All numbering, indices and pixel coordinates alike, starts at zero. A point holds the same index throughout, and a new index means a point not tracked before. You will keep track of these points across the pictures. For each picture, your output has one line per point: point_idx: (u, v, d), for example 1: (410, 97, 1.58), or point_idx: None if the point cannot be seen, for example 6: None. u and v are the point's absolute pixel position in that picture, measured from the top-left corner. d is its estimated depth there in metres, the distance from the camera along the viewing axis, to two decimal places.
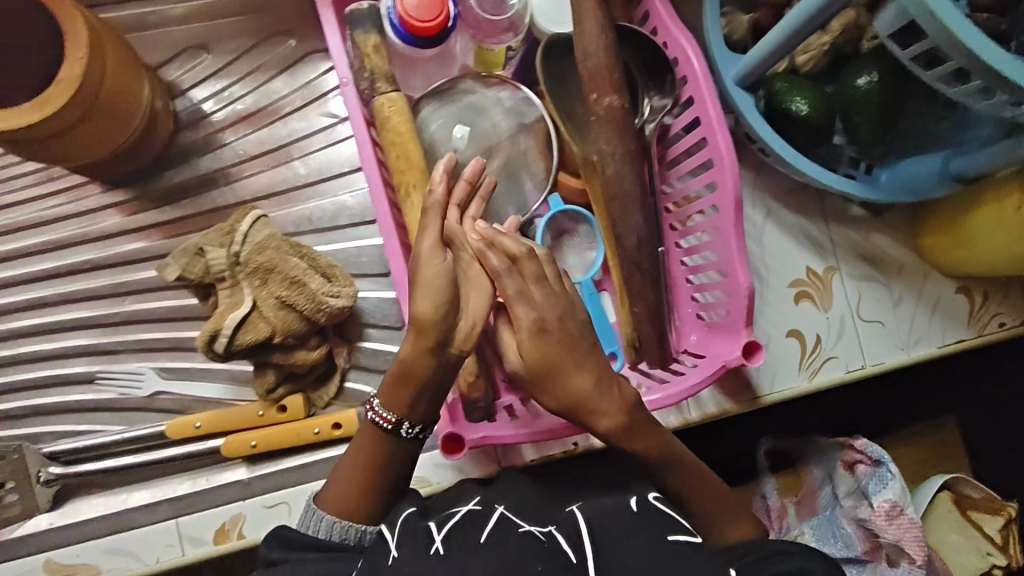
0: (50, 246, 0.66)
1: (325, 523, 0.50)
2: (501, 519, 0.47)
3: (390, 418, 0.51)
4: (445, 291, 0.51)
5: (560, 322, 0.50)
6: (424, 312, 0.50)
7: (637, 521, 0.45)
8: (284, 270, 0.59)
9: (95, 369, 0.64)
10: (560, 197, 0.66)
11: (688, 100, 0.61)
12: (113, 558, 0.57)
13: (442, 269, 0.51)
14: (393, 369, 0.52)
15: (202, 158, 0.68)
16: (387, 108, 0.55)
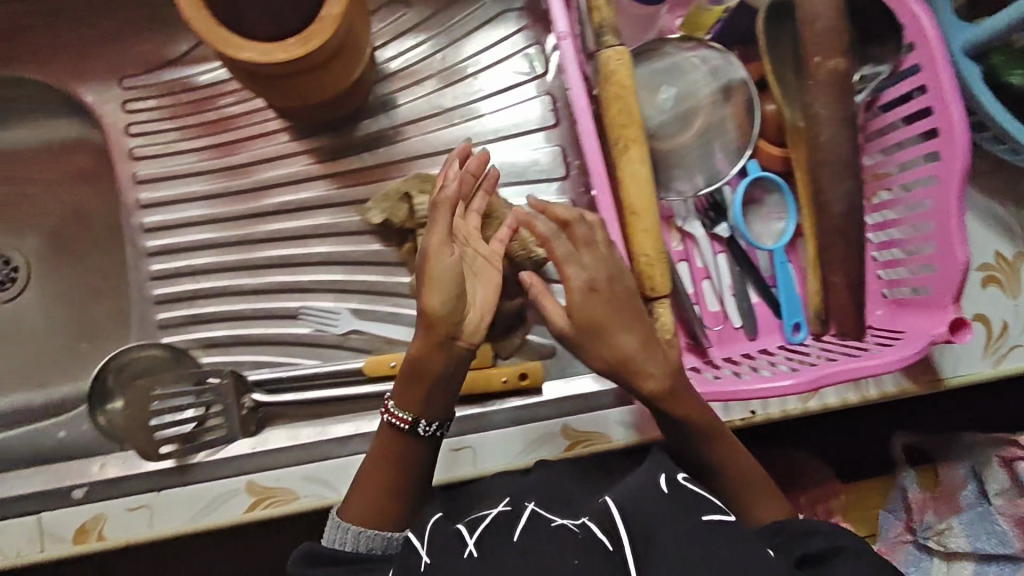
0: (251, 187, 0.68)
1: (350, 534, 0.51)
2: (533, 514, 0.46)
3: (404, 416, 0.51)
4: (451, 287, 0.45)
5: (607, 281, 0.49)
6: (432, 311, 0.46)
7: (671, 500, 0.46)
8: (497, 218, 0.63)
9: (298, 305, 0.67)
10: (756, 164, 0.66)
11: (914, 66, 0.60)
12: (307, 485, 0.59)
13: (444, 265, 0.45)
14: (402, 367, 0.50)
15: (397, 109, 0.69)
16: (614, 62, 0.55)
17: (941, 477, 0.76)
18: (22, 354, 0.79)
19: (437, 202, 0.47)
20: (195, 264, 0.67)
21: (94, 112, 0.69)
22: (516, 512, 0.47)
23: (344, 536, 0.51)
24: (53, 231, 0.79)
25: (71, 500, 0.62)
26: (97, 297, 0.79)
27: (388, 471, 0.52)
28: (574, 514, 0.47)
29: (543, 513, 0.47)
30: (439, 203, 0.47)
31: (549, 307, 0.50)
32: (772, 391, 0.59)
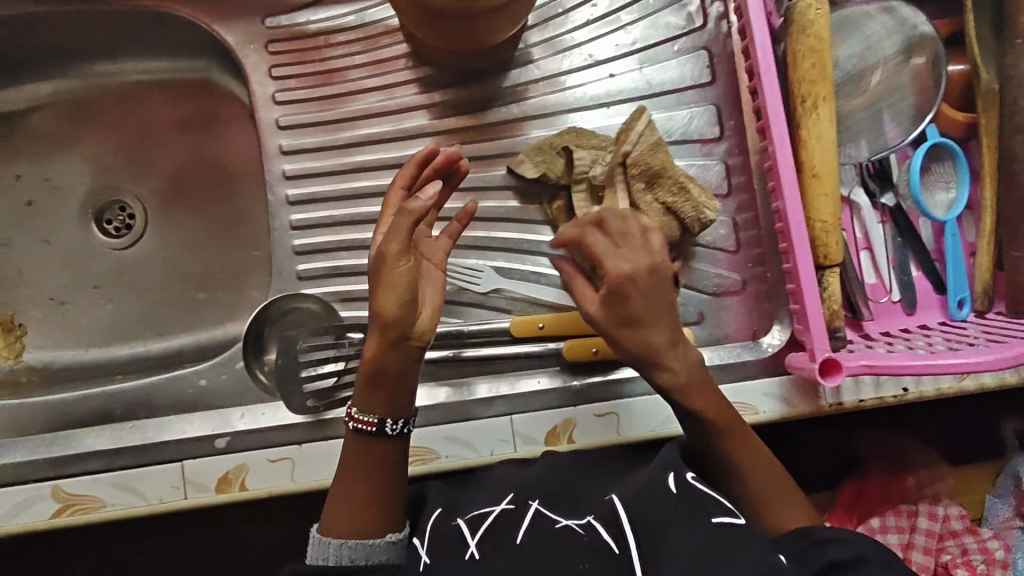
0: (392, 137, 0.67)
1: (333, 547, 0.48)
2: (536, 515, 0.48)
3: (370, 420, 0.49)
4: (400, 288, 0.42)
5: (649, 273, 0.47)
6: (381, 316, 0.44)
7: (678, 504, 0.45)
8: (671, 176, 0.61)
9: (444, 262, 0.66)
10: (935, 129, 0.62)
11: None
12: (451, 445, 0.61)
13: (399, 272, 0.42)
14: (363, 367, 0.47)
15: (547, 60, 0.67)
16: (813, 11, 0.53)
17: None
18: (136, 301, 0.77)
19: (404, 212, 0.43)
20: (338, 216, 0.66)
21: (237, 52, 0.68)
22: (520, 511, 0.49)
23: (325, 552, 0.48)
24: (173, 176, 0.78)
25: (213, 449, 0.63)
26: (212, 242, 0.77)
27: (369, 472, 0.49)
28: (576, 513, 0.48)
29: (547, 512, 0.48)
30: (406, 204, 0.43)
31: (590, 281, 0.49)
32: (958, 364, 0.55)
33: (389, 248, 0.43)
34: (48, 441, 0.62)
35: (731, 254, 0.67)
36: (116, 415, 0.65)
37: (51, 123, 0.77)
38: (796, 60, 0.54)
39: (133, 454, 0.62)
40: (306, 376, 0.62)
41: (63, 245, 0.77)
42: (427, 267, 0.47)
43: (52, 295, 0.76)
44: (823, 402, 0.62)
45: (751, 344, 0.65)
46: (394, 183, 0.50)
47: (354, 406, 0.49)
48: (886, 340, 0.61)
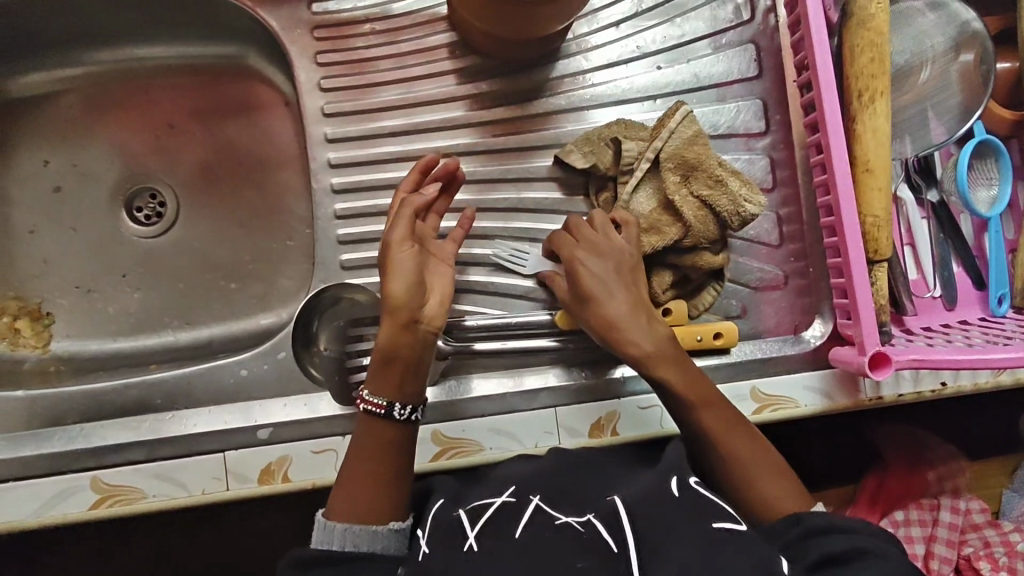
0: (436, 127, 0.68)
1: (337, 533, 0.46)
2: (536, 510, 0.46)
3: (380, 402, 0.49)
4: (407, 271, 0.48)
5: (602, 259, 0.55)
6: (392, 300, 0.48)
7: (682, 505, 0.44)
8: (707, 168, 0.61)
9: (489, 254, 0.66)
10: (981, 126, 0.62)
11: None
12: (495, 437, 0.61)
13: (404, 259, 0.49)
14: (376, 352, 0.49)
15: (592, 52, 0.67)
16: (874, 5, 0.54)
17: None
18: (164, 291, 0.75)
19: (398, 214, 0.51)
20: (380, 205, 0.68)
21: (283, 37, 0.68)
22: (520, 506, 0.46)
23: (330, 536, 0.46)
24: (203, 163, 0.76)
25: (255, 440, 0.62)
26: (242, 231, 0.75)
27: (372, 459, 0.49)
28: (578, 508, 0.46)
29: (548, 508, 0.46)
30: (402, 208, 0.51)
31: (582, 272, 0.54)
32: (1004, 361, 0.55)
33: (393, 241, 0.49)
34: (89, 430, 0.61)
35: (772, 248, 0.67)
36: (155, 405, 0.65)
37: (79, 106, 0.75)
38: (855, 55, 0.55)
39: (171, 447, 0.61)
40: (353, 366, 0.64)
41: (89, 232, 0.75)
42: (432, 262, 0.53)
43: (80, 283, 0.74)
44: (863, 398, 0.63)
45: (792, 337, 0.66)
46: (397, 192, 0.57)
47: (364, 390, 0.50)
48: (929, 336, 0.61)
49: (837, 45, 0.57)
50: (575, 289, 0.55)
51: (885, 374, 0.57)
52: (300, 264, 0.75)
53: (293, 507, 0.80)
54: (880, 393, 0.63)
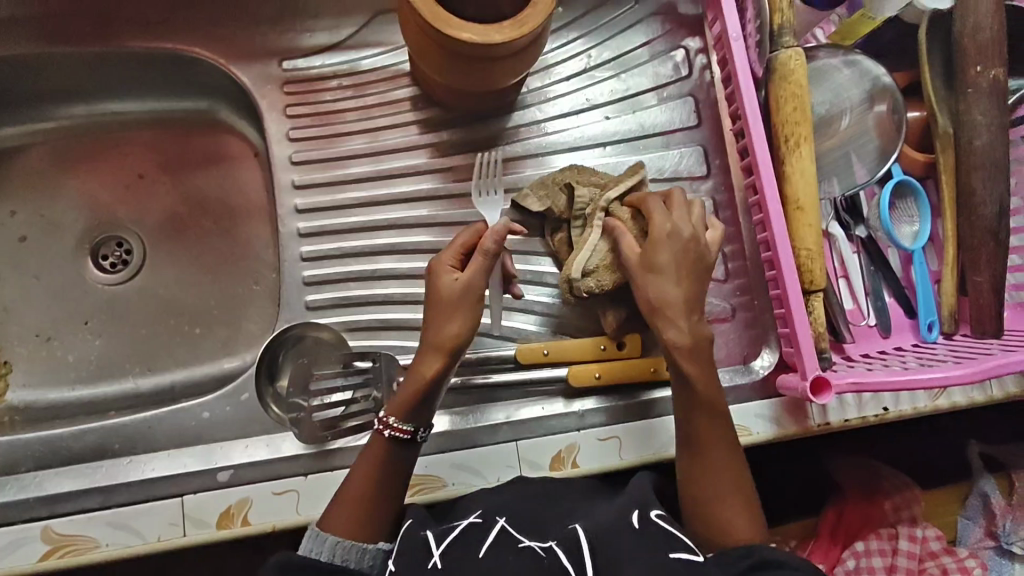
0: (399, 174, 0.71)
1: (327, 545, 0.49)
2: (501, 532, 0.47)
3: (406, 429, 0.52)
4: (473, 313, 0.52)
5: (688, 241, 0.54)
6: (448, 336, 0.52)
7: (639, 534, 0.45)
8: None
9: None
10: (898, 168, 0.68)
11: None
12: (459, 473, 0.62)
13: (476, 304, 0.52)
14: (414, 382, 0.52)
15: (545, 104, 0.73)
16: (794, 62, 0.60)
17: (1015, 484, 0.83)
18: (126, 337, 0.74)
19: (481, 257, 0.52)
20: (345, 248, 0.70)
21: (254, 91, 0.71)
22: (487, 526, 0.48)
23: (321, 545, 0.49)
24: (171, 212, 0.77)
25: (215, 483, 0.61)
26: (207, 277, 0.76)
27: (362, 482, 0.51)
28: (544, 535, 0.47)
29: (513, 531, 0.48)
30: (483, 252, 0.52)
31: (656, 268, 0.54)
32: (934, 380, 0.59)
33: (474, 286, 0.52)
34: (43, 477, 0.60)
35: (718, 282, 0.71)
36: (113, 451, 0.64)
37: (48, 158, 0.76)
38: (780, 105, 0.61)
39: (128, 492, 0.60)
40: (315, 405, 0.62)
41: (52, 279, 0.75)
42: None
43: (40, 331, 0.74)
44: (811, 425, 0.65)
45: (742, 367, 0.69)
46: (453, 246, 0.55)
47: (390, 417, 0.52)
48: (867, 362, 0.65)
49: (765, 96, 0.62)
50: (642, 252, 0.55)
51: (828, 397, 0.59)
52: (266, 308, 0.76)
53: (253, 554, 0.78)
54: (827, 418, 0.65)
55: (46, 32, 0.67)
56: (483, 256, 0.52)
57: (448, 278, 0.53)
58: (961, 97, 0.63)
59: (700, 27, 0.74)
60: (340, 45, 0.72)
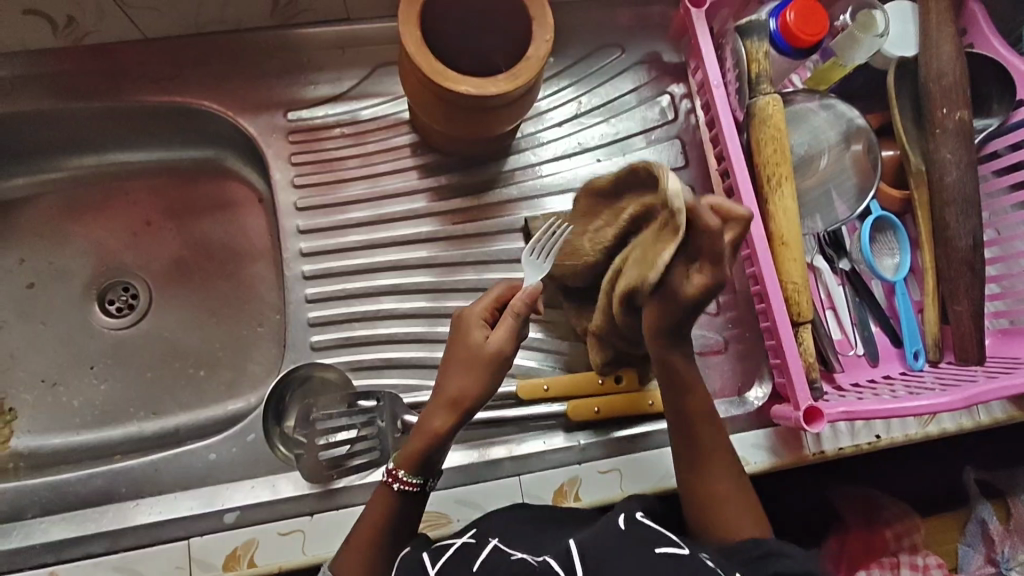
0: (400, 217, 0.74)
1: None
2: (494, 548, 0.48)
3: (415, 482, 0.53)
4: (489, 377, 0.51)
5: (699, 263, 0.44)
6: (462, 392, 0.51)
7: (626, 539, 0.46)
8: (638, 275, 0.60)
9: None
10: (876, 205, 0.72)
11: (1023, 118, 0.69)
12: (463, 509, 0.63)
13: (495, 368, 0.51)
14: (423, 436, 0.52)
15: (539, 148, 0.76)
16: (771, 107, 0.64)
17: (1011, 510, 0.84)
18: (131, 381, 0.75)
19: (510, 317, 0.51)
20: (348, 289, 0.73)
21: (261, 141, 0.74)
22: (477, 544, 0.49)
23: None
24: (177, 258, 0.79)
25: (220, 524, 0.62)
26: (211, 320, 0.78)
27: (374, 518, 0.53)
28: (535, 548, 0.48)
29: (505, 547, 0.49)
30: (512, 311, 0.51)
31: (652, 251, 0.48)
32: (922, 407, 0.61)
33: (497, 350, 0.51)
34: (49, 522, 0.61)
35: (711, 315, 0.74)
36: (119, 495, 0.65)
37: (57, 207, 0.78)
38: (761, 147, 0.64)
39: (133, 536, 0.61)
40: (321, 443, 0.62)
41: (58, 326, 0.76)
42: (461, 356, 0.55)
43: (46, 377, 0.75)
44: (806, 452, 0.67)
45: (737, 399, 0.71)
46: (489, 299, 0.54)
47: (398, 470, 0.52)
48: (857, 390, 0.67)
49: (746, 139, 0.66)
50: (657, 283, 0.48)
51: (820, 425, 0.61)
52: (270, 348, 0.77)
53: None
54: (822, 446, 0.67)
55: (61, 89, 0.69)
56: (517, 317, 0.51)
57: (474, 334, 0.52)
58: (931, 138, 0.67)
59: (684, 74, 0.79)
60: (343, 96, 0.75)
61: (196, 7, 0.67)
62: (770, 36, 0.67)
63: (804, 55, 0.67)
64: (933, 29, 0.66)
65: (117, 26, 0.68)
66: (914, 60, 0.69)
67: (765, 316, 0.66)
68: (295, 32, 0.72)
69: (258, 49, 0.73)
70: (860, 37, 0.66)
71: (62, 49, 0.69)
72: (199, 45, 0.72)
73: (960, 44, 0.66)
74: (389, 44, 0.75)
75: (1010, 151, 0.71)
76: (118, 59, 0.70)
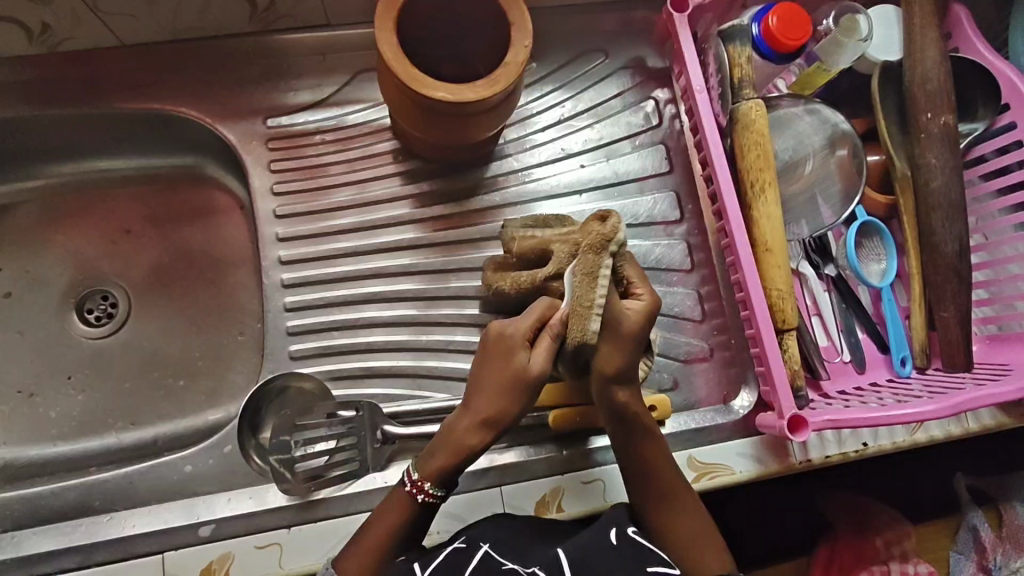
0: (381, 224, 0.73)
1: None
2: (485, 557, 0.48)
3: (438, 494, 0.52)
4: (529, 398, 0.52)
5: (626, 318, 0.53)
6: (491, 408, 0.52)
7: (615, 554, 0.46)
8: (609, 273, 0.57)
9: (436, 339, 0.71)
10: (862, 209, 0.71)
11: (1009, 123, 0.68)
12: (443, 520, 0.61)
13: (533, 390, 0.52)
14: (452, 448, 0.52)
15: (522, 154, 0.75)
16: (754, 112, 0.63)
17: (1004, 517, 0.82)
18: (109, 391, 0.74)
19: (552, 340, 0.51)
20: (329, 297, 0.72)
21: (241, 147, 0.73)
22: (470, 551, 0.49)
23: None
24: (156, 266, 0.78)
25: (195, 538, 0.60)
26: (191, 329, 0.76)
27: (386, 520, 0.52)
28: (526, 558, 0.47)
29: (496, 556, 0.48)
30: (551, 332, 0.51)
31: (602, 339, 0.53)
32: (908, 416, 0.60)
33: (541, 370, 0.51)
34: (21, 537, 0.60)
35: (697, 322, 0.73)
36: (94, 508, 0.63)
37: (36, 216, 0.78)
38: (744, 152, 0.64)
39: (106, 550, 0.60)
40: (299, 454, 0.63)
41: (36, 336, 0.75)
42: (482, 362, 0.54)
43: (22, 388, 0.73)
44: (793, 461, 0.66)
45: (723, 407, 0.70)
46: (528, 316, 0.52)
47: (424, 481, 0.52)
48: (844, 397, 0.66)
49: (730, 145, 0.65)
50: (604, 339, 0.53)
51: (805, 435, 0.60)
52: (251, 357, 0.76)
53: None
54: (809, 454, 0.66)
55: (36, 96, 0.69)
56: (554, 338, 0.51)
57: (517, 355, 0.51)
58: (916, 142, 0.66)
59: (669, 79, 0.78)
60: (324, 102, 0.75)
61: (173, 13, 0.66)
62: (753, 41, 0.67)
63: (788, 61, 0.67)
64: (917, 33, 0.66)
65: (93, 33, 0.67)
66: (899, 64, 0.68)
67: (750, 323, 0.65)
68: (276, 38, 0.72)
69: (238, 56, 0.72)
70: (844, 42, 0.65)
71: (37, 55, 0.68)
72: (178, 52, 0.71)
73: (944, 48, 0.65)
74: (371, 50, 0.74)
75: (996, 155, 0.71)
76: (95, 66, 0.70)
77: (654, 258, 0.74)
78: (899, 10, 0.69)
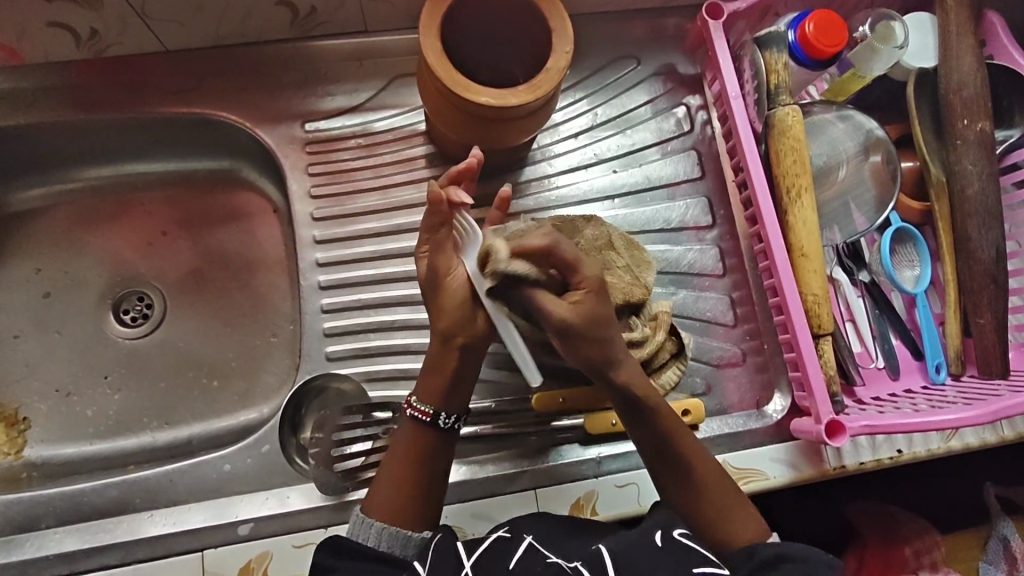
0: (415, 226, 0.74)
1: (374, 531, 0.51)
2: (528, 549, 0.48)
3: (427, 410, 0.54)
4: (439, 305, 0.53)
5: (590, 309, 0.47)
6: (441, 321, 0.53)
7: (664, 554, 0.47)
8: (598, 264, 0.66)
9: None
10: (896, 215, 0.71)
11: None
12: (478, 523, 0.62)
13: (435, 290, 0.53)
14: (430, 370, 0.55)
15: (554, 159, 0.76)
16: (791, 118, 0.63)
17: None
18: (146, 392, 0.75)
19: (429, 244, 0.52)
20: (361, 299, 0.73)
21: (277, 151, 0.74)
22: (513, 544, 0.49)
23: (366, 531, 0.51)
24: (191, 268, 0.79)
25: (234, 537, 0.61)
26: (225, 329, 0.77)
27: (413, 463, 0.53)
28: (567, 554, 0.48)
29: (540, 548, 0.49)
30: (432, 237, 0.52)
31: (551, 302, 0.46)
32: (943, 423, 0.60)
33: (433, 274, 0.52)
34: (62, 534, 0.61)
35: (728, 327, 0.73)
36: (133, 505, 0.64)
37: (74, 217, 0.79)
38: (780, 158, 0.64)
39: (148, 547, 0.61)
40: (336, 454, 0.63)
41: (74, 336, 0.76)
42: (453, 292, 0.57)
43: (60, 387, 0.74)
44: (828, 467, 0.66)
45: (756, 412, 0.70)
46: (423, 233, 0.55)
47: (415, 398, 0.55)
48: (878, 403, 0.66)
49: (765, 150, 0.66)
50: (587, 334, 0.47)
51: (842, 440, 0.60)
52: (283, 359, 0.77)
53: None
54: (843, 460, 0.66)
55: (79, 101, 0.70)
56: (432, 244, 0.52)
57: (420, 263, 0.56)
58: (952, 148, 0.66)
59: (700, 85, 0.79)
60: (358, 107, 0.75)
61: (216, 20, 0.68)
62: (789, 47, 0.67)
63: (823, 66, 0.67)
64: (952, 42, 0.66)
65: (138, 39, 0.68)
66: (935, 71, 0.68)
67: (785, 329, 0.65)
68: (313, 44, 0.73)
69: (275, 61, 0.74)
70: (879, 48, 0.65)
71: (83, 60, 0.70)
72: (216, 57, 0.72)
73: (981, 54, 0.66)
74: (406, 56, 0.75)
75: None
76: (136, 71, 0.71)
77: (686, 263, 0.74)
78: (934, 18, 0.69)
